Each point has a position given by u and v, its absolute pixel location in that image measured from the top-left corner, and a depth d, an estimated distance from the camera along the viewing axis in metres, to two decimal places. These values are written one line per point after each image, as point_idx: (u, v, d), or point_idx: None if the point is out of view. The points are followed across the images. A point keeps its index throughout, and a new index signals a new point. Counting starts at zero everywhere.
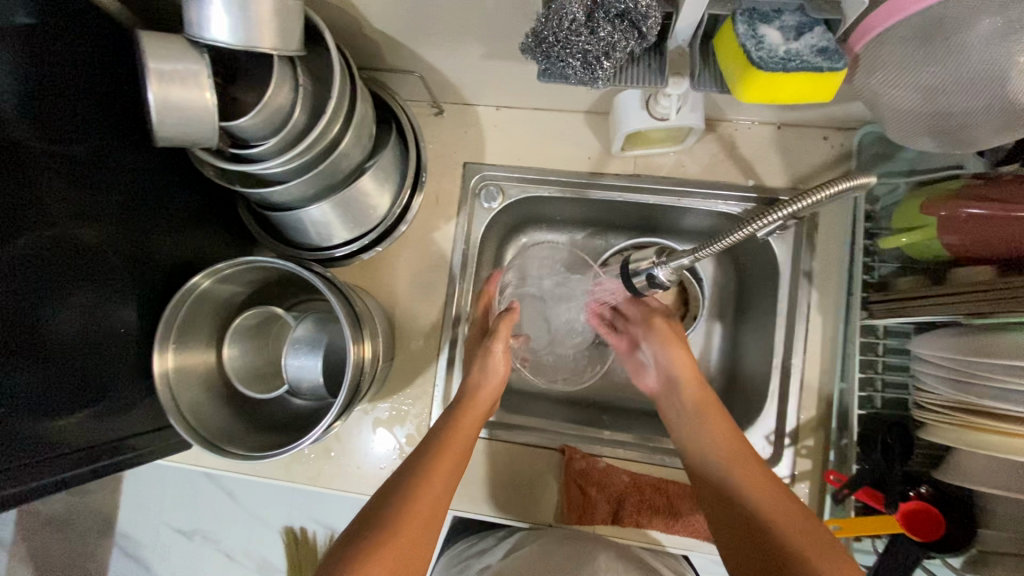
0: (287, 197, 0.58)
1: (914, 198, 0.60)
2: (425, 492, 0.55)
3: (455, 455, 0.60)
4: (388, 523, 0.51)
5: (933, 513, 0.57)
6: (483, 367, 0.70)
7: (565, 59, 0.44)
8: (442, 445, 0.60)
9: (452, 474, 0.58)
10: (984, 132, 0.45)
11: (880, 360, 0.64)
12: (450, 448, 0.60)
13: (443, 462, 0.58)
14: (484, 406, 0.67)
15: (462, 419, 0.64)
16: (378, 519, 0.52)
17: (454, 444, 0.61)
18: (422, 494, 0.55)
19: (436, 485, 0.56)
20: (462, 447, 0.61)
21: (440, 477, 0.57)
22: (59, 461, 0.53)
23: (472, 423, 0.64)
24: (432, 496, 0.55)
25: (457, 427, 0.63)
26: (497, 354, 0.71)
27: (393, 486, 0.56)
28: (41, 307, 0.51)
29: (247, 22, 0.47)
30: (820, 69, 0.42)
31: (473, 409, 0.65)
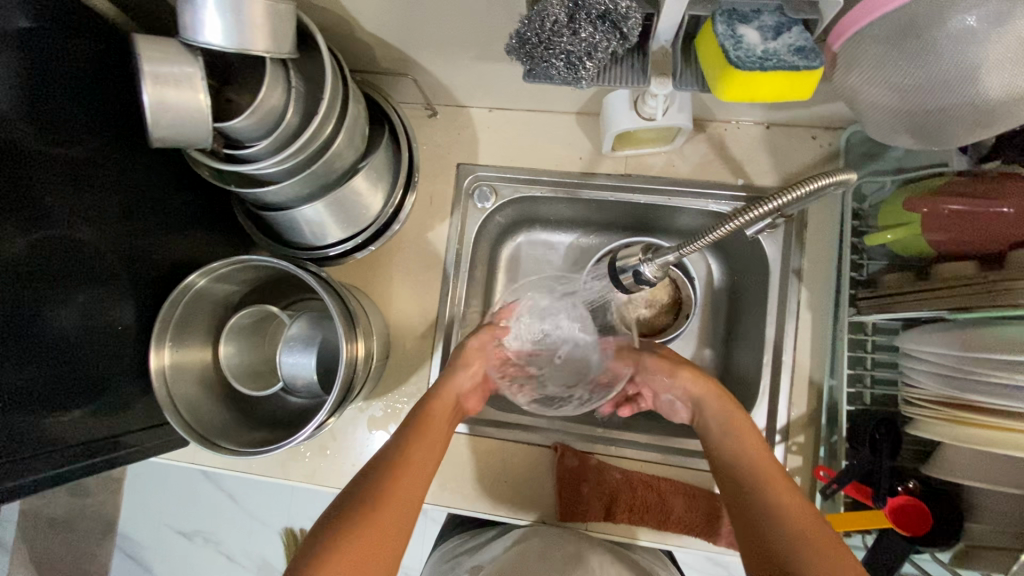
0: (281, 197, 0.59)
1: (899, 196, 0.61)
2: (381, 514, 0.54)
3: (418, 473, 0.59)
4: (338, 542, 0.51)
5: (920, 506, 0.57)
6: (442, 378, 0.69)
7: (548, 60, 0.45)
8: (403, 460, 0.59)
9: (412, 495, 0.58)
10: (962, 129, 0.46)
11: (869, 356, 0.64)
12: (408, 467, 0.59)
13: (400, 480, 0.57)
14: (441, 418, 0.66)
15: (420, 436, 0.63)
16: (329, 538, 0.51)
17: (410, 462, 0.60)
18: (377, 513, 0.54)
19: (394, 505, 0.55)
20: (423, 465, 0.60)
21: (399, 498, 0.56)
22: (54, 457, 0.54)
23: (433, 439, 0.63)
24: (390, 518, 0.55)
25: (436, 405, 0.67)
26: (472, 352, 0.73)
27: (343, 505, 0.55)
28: (38, 304, 0.52)
29: (241, 26, 0.48)
30: (797, 68, 0.42)
31: (433, 423, 0.65)
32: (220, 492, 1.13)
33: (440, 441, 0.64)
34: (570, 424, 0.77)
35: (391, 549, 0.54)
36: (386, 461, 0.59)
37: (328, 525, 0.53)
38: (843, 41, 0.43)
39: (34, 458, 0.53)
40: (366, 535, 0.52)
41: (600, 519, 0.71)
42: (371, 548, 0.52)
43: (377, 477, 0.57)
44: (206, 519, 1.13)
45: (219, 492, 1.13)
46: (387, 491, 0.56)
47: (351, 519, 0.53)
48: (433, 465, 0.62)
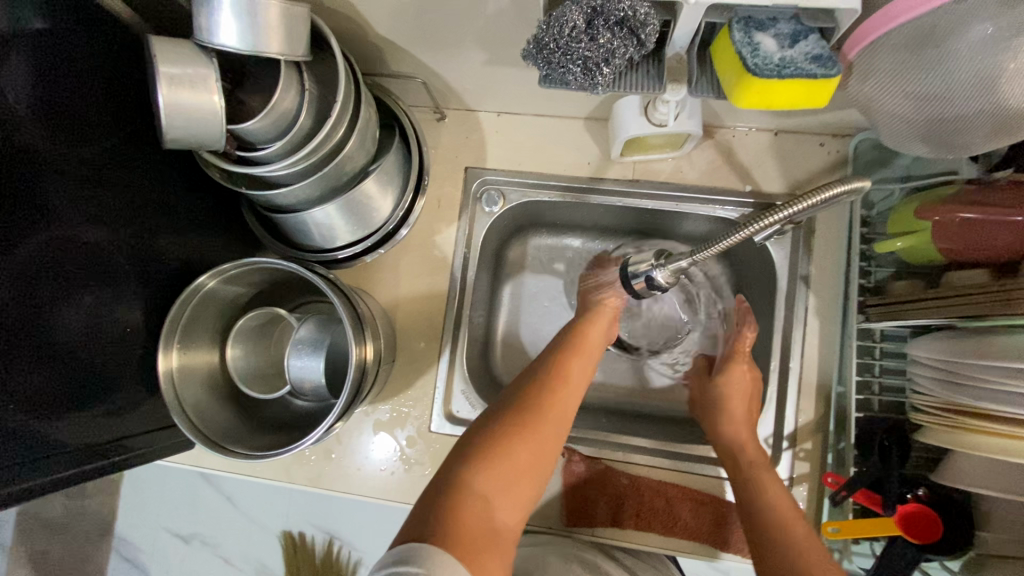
0: (293, 199, 0.59)
1: (909, 204, 0.62)
2: (545, 417, 0.59)
3: (575, 391, 0.64)
4: (503, 436, 0.55)
5: (929, 513, 0.58)
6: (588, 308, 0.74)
7: (565, 66, 0.45)
8: (562, 375, 0.64)
9: (569, 410, 0.62)
10: (977, 137, 0.46)
11: (877, 363, 0.65)
12: (566, 382, 0.64)
13: (561, 394, 0.62)
14: (596, 342, 0.70)
15: (576, 357, 0.67)
16: (498, 431, 0.56)
17: (566, 381, 0.64)
18: (543, 419, 0.59)
19: (554, 415, 0.60)
20: (578, 385, 0.65)
21: (559, 409, 0.61)
22: (61, 459, 0.54)
23: (587, 360, 0.68)
24: (552, 425, 0.59)
25: (592, 323, 0.72)
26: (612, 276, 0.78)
27: (509, 407, 0.60)
28: (47, 306, 0.51)
29: (256, 29, 0.48)
30: (815, 76, 0.43)
31: (588, 345, 0.69)
32: (219, 495, 1.12)
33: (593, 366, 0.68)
34: (577, 428, 0.76)
35: (550, 457, 0.57)
36: (549, 374, 0.64)
37: (495, 424, 0.57)
38: (860, 48, 0.44)
39: (41, 461, 0.52)
40: (533, 436, 0.57)
41: (606, 525, 0.70)
42: (536, 450, 0.56)
43: (539, 385, 0.62)
44: (205, 521, 1.12)
45: (218, 495, 1.12)
46: (549, 401, 0.61)
47: (519, 418, 0.58)
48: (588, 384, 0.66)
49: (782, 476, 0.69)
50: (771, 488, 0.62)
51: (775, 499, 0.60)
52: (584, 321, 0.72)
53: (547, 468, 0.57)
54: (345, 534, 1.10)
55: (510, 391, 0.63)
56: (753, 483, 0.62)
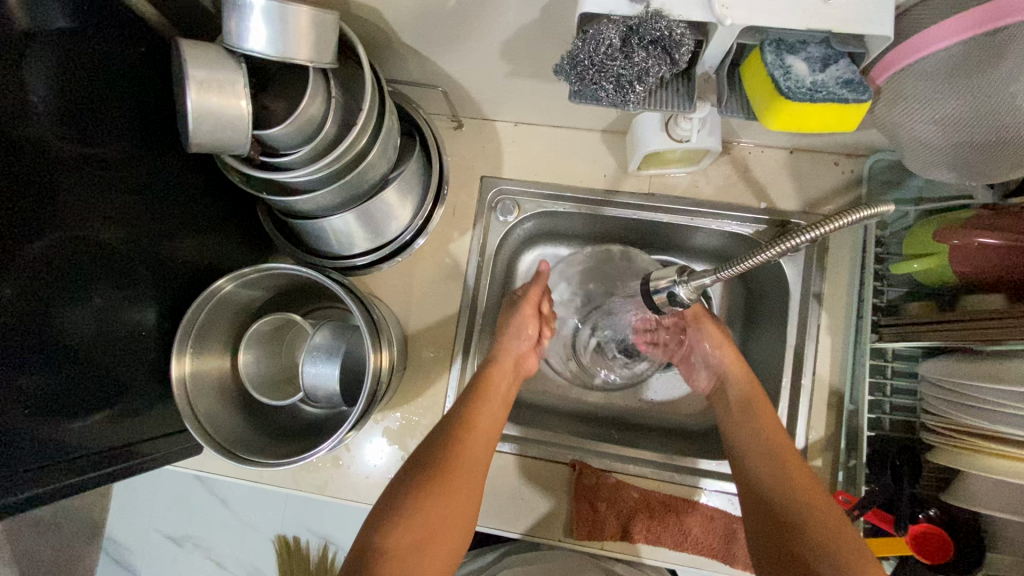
0: (312, 206, 0.58)
1: (925, 225, 0.63)
2: (454, 469, 0.59)
3: (482, 437, 0.63)
4: (413, 501, 0.57)
5: (943, 536, 0.60)
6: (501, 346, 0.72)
7: (598, 83, 0.46)
8: (469, 421, 0.63)
9: (479, 455, 0.62)
10: (1003, 164, 0.47)
11: (888, 383, 0.65)
12: (473, 430, 0.63)
13: (469, 442, 0.62)
14: (501, 385, 0.69)
15: (484, 398, 0.66)
16: (405, 497, 0.57)
17: (475, 430, 0.63)
18: (451, 473, 0.59)
19: (464, 467, 0.60)
20: (488, 426, 0.64)
21: (469, 457, 0.61)
22: (70, 466, 0.53)
23: (496, 399, 0.67)
24: (462, 476, 0.60)
25: (507, 351, 0.72)
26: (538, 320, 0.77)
27: (420, 462, 0.60)
28: (61, 308, 0.51)
29: (285, 34, 0.48)
30: (846, 100, 0.43)
31: (496, 383, 0.68)
32: (213, 498, 1.11)
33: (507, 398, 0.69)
34: (586, 440, 0.76)
35: (471, 503, 0.60)
36: (454, 424, 0.63)
37: (402, 487, 0.58)
38: (887, 76, 0.46)
39: (50, 467, 0.51)
40: (451, 488, 0.58)
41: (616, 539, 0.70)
42: (445, 510, 0.57)
43: (446, 436, 0.62)
44: (199, 524, 1.11)
45: (212, 498, 1.11)
46: (456, 454, 0.61)
47: (436, 471, 0.59)
48: (498, 423, 0.66)
49: None
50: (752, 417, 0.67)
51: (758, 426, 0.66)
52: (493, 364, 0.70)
53: (471, 512, 0.60)
54: (342, 541, 1.09)
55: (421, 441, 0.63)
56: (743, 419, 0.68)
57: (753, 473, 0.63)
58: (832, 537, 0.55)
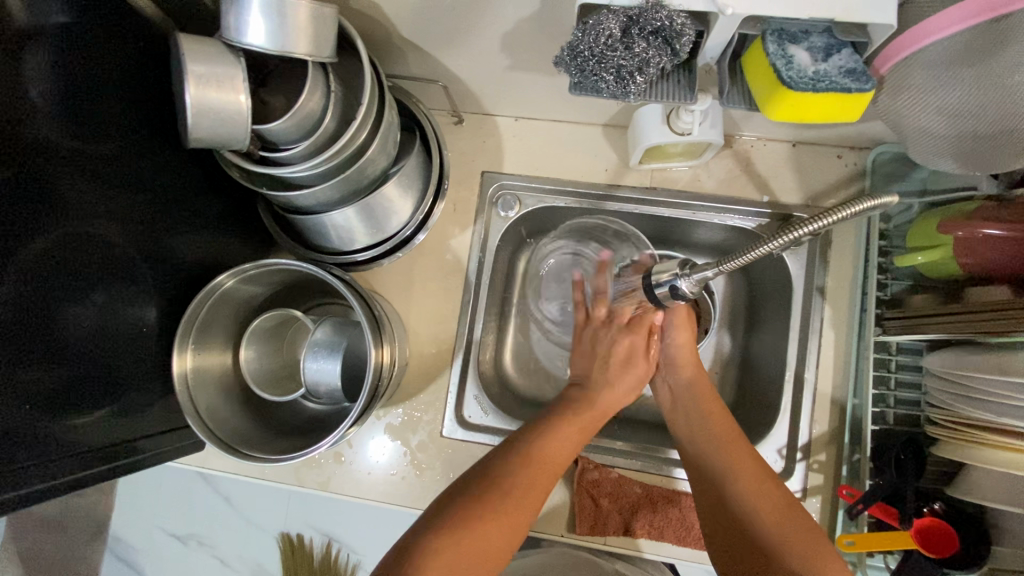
0: (312, 201, 0.58)
1: (929, 217, 0.62)
2: (520, 490, 0.54)
3: (551, 470, 0.58)
4: (465, 513, 0.52)
5: (948, 530, 0.59)
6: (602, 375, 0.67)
7: (598, 74, 0.46)
8: (540, 446, 0.58)
9: (546, 484, 0.57)
10: (1006, 154, 0.47)
11: (892, 376, 0.65)
12: (541, 462, 0.57)
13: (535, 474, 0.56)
14: (604, 407, 0.65)
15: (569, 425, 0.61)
16: (455, 514, 0.52)
17: (549, 459, 0.58)
18: (515, 494, 0.54)
19: (531, 492, 0.55)
20: (564, 455, 0.59)
21: (536, 482, 0.56)
22: (73, 460, 0.53)
23: (579, 430, 0.62)
24: (525, 502, 0.54)
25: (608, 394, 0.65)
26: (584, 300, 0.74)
27: (482, 475, 0.56)
28: (63, 305, 0.51)
29: (284, 28, 0.47)
30: (849, 90, 0.43)
31: (593, 414, 0.63)
32: (216, 496, 1.11)
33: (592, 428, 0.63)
34: (589, 436, 0.76)
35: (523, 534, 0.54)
36: (522, 450, 0.58)
37: (459, 499, 0.53)
38: (890, 65, 0.45)
39: (50, 462, 0.51)
40: (511, 512, 0.53)
41: (618, 534, 0.70)
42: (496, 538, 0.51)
43: (513, 463, 0.56)
44: (202, 522, 1.11)
45: (215, 496, 1.11)
46: (519, 485, 0.55)
47: (498, 489, 0.54)
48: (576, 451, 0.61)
49: (795, 487, 0.69)
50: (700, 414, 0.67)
51: (708, 427, 0.66)
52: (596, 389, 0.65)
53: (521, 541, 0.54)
54: (345, 538, 1.09)
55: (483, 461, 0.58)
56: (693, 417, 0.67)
57: (699, 470, 0.63)
58: (789, 535, 0.55)
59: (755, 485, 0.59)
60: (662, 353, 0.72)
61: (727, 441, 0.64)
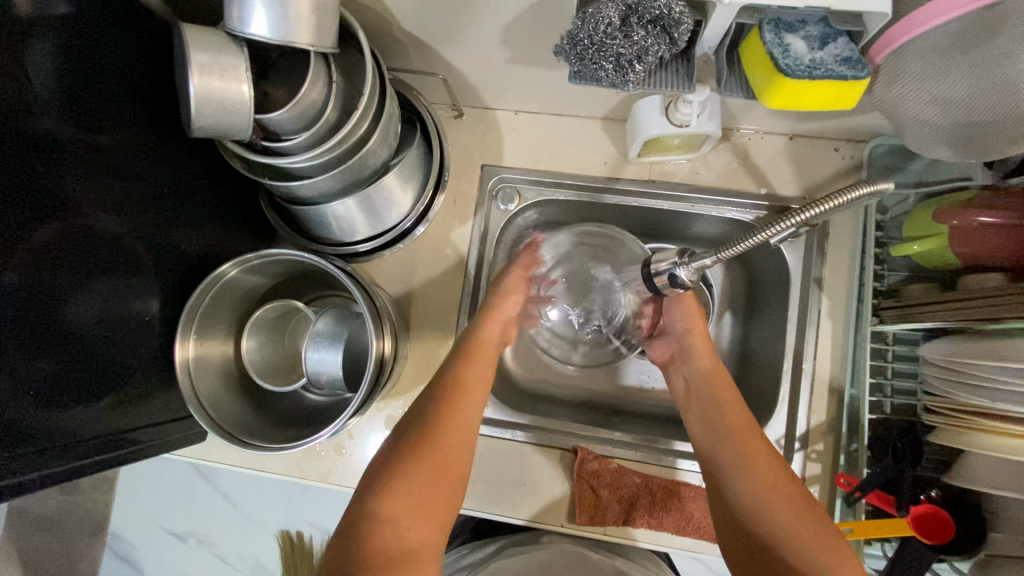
0: (314, 192, 0.59)
1: (925, 208, 0.63)
2: (439, 432, 0.59)
3: (468, 406, 0.62)
4: (393, 467, 0.57)
5: (943, 516, 0.59)
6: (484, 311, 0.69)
7: (598, 62, 0.46)
8: (455, 387, 0.62)
9: (465, 422, 0.61)
10: (1000, 141, 0.47)
11: (890, 366, 0.65)
12: (461, 393, 0.62)
13: (450, 416, 0.60)
14: (489, 348, 0.67)
15: (471, 361, 0.65)
16: (388, 468, 0.57)
17: (457, 395, 0.62)
18: (434, 436, 0.59)
19: (451, 431, 0.60)
20: (472, 389, 0.63)
21: (454, 420, 0.60)
22: (76, 448, 0.53)
23: (482, 365, 0.65)
24: (446, 443, 0.59)
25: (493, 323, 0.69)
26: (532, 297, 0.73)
27: (407, 428, 0.61)
28: (65, 294, 0.51)
29: (285, 18, 0.48)
30: (845, 77, 0.44)
31: (483, 347, 0.66)
32: (216, 494, 1.11)
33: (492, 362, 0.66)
34: (589, 428, 0.76)
35: (459, 469, 0.59)
36: (438, 394, 0.62)
37: (388, 453, 0.59)
38: (885, 55, 0.45)
39: (53, 450, 0.51)
40: (433, 454, 0.58)
41: (618, 525, 0.70)
42: (432, 477, 0.57)
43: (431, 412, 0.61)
44: (202, 519, 1.12)
45: (215, 494, 1.11)
46: (438, 426, 0.60)
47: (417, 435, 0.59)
48: (485, 383, 0.64)
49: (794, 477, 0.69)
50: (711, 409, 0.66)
51: (722, 422, 0.64)
52: (480, 329, 0.68)
53: (461, 478, 0.59)
54: None
55: (409, 413, 0.63)
56: (705, 409, 0.67)
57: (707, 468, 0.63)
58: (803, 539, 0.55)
59: (767, 485, 0.59)
60: (676, 346, 0.73)
61: (741, 435, 0.62)
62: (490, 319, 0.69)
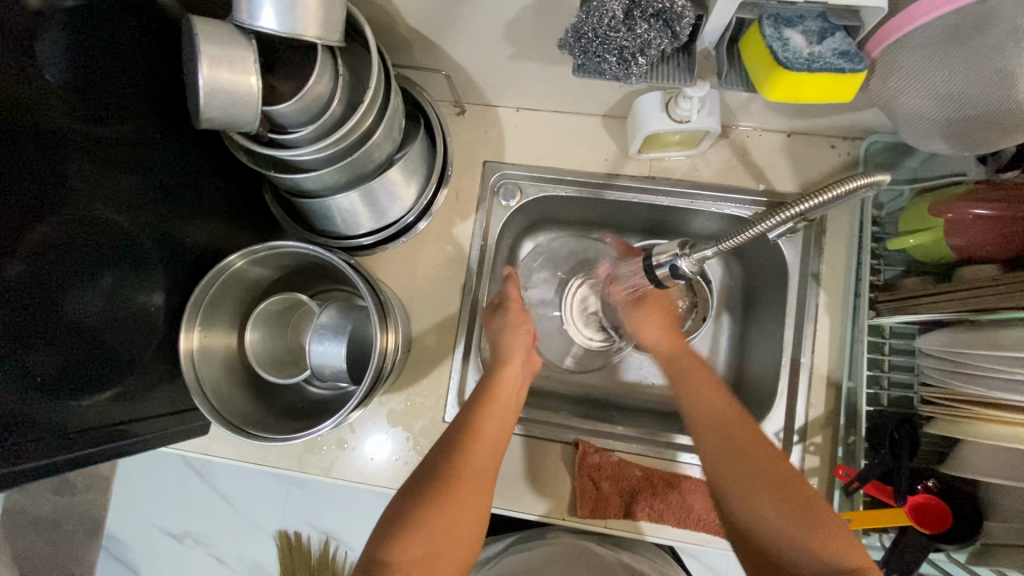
0: (318, 185, 0.59)
1: (920, 203, 0.64)
2: (462, 476, 0.58)
3: (489, 448, 0.62)
4: (415, 512, 0.55)
5: (940, 507, 0.60)
6: (502, 356, 0.70)
7: (602, 55, 0.47)
8: (477, 428, 0.63)
9: (486, 467, 0.61)
10: (993, 134, 0.48)
11: (886, 359, 0.66)
12: (482, 440, 0.62)
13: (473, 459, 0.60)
14: (508, 395, 0.67)
15: (491, 406, 0.65)
16: (410, 510, 0.56)
17: (479, 440, 0.62)
18: (457, 480, 0.58)
19: (472, 475, 0.59)
20: (493, 437, 0.63)
21: (475, 465, 0.60)
22: (78, 439, 0.53)
23: (502, 408, 0.66)
24: (468, 488, 0.58)
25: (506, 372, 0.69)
26: (518, 329, 0.72)
27: (426, 471, 0.59)
28: (70, 285, 0.51)
29: (294, 11, 0.48)
30: (843, 70, 0.45)
31: (501, 394, 0.67)
32: (214, 494, 1.11)
33: (511, 413, 0.67)
34: (591, 422, 0.77)
35: (478, 517, 0.58)
36: (459, 435, 0.62)
37: (407, 495, 0.57)
38: (883, 47, 0.47)
39: (55, 441, 0.51)
40: (455, 499, 0.57)
41: (618, 517, 0.70)
42: (454, 521, 0.56)
43: (454, 453, 0.60)
44: (199, 520, 1.11)
45: (213, 494, 1.11)
46: (460, 467, 0.59)
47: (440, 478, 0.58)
48: (505, 430, 0.65)
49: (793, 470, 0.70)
50: (721, 437, 0.61)
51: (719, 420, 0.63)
52: (498, 375, 0.68)
53: (478, 526, 0.58)
54: (343, 535, 1.09)
55: (426, 457, 0.62)
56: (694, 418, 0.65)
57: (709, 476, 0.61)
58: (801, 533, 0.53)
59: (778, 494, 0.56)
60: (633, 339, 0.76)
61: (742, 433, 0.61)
62: (505, 362, 0.69)
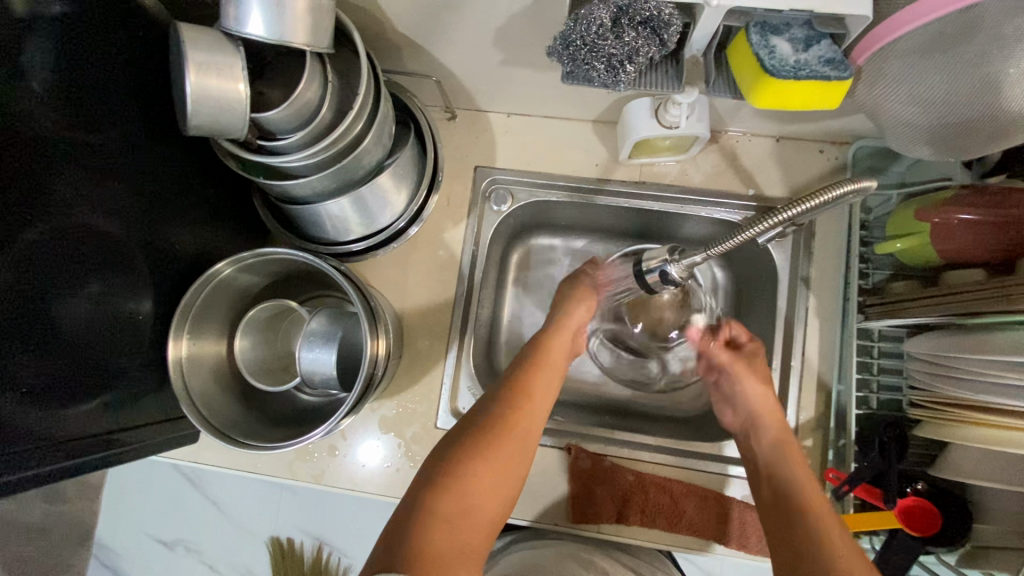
0: (308, 191, 0.59)
1: (907, 207, 0.64)
2: (507, 433, 0.61)
3: (538, 408, 0.64)
4: (462, 460, 0.58)
5: (930, 509, 0.61)
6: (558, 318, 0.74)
7: (590, 63, 0.48)
8: (524, 391, 0.65)
9: (531, 427, 0.63)
10: (977, 140, 0.49)
11: (876, 362, 0.67)
12: (530, 401, 0.64)
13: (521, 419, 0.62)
14: (557, 358, 0.70)
15: (539, 370, 0.67)
16: (457, 459, 0.58)
17: (526, 402, 0.64)
18: (504, 434, 0.61)
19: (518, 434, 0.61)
20: (541, 399, 0.65)
21: (522, 424, 0.62)
22: (65, 448, 0.53)
23: (549, 374, 0.68)
24: (512, 447, 0.60)
25: (554, 339, 0.71)
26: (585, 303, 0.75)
27: (473, 424, 0.62)
28: (57, 293, 0.51)
29: (283, 18, 0.48)
30: (828, 78, 0.45)
31: (551, 359, 0.69)
32: (205, 501, 1.10)
33: (558, 377, 0.69)
34: (583, 426, 0.77)
35: (517, 474, 0.60)
36: (508, 392, 0.64)
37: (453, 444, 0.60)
38: (868, 55, 0.47)
39: (42, 450, 0.51)
40: (499, 453, 0.59)
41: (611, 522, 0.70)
42: (496, 474, 0.58)
43: (501, 412, 0.62)
44: (191, 527, 1.10)
45: (204, 501, 1.10)
46: (508, 423, 0.62)
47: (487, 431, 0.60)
48: (552, 394, 0.67)
49: None
50: (800, 514, 0.58)
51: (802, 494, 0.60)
52: (548, 338, 0.71)
53: (516, 483, 0.60)
54: (336, 540, 1.08)
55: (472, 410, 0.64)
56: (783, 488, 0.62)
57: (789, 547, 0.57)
58: None
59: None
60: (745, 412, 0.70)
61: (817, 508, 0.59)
62: (556, 327, 0.72)
